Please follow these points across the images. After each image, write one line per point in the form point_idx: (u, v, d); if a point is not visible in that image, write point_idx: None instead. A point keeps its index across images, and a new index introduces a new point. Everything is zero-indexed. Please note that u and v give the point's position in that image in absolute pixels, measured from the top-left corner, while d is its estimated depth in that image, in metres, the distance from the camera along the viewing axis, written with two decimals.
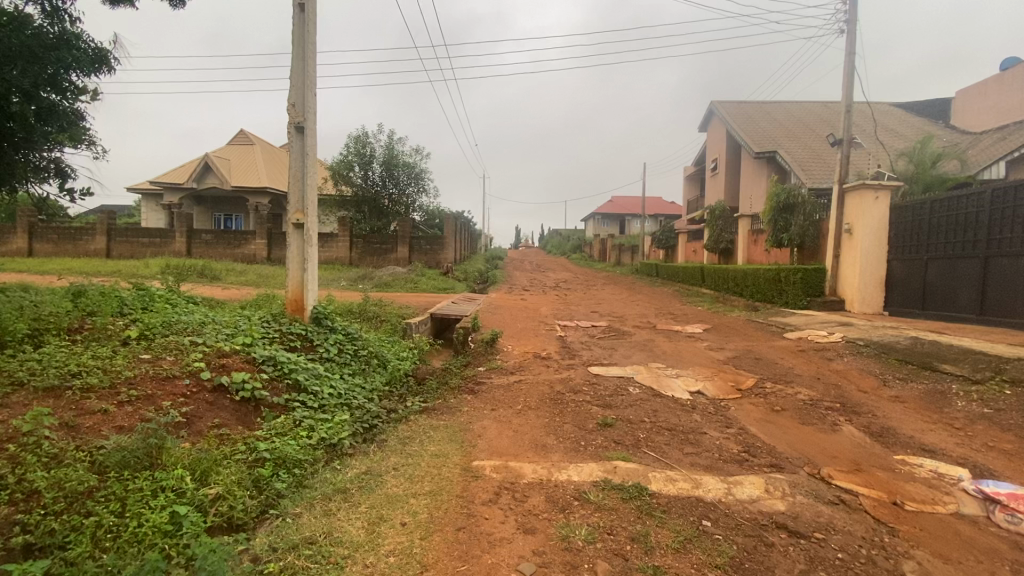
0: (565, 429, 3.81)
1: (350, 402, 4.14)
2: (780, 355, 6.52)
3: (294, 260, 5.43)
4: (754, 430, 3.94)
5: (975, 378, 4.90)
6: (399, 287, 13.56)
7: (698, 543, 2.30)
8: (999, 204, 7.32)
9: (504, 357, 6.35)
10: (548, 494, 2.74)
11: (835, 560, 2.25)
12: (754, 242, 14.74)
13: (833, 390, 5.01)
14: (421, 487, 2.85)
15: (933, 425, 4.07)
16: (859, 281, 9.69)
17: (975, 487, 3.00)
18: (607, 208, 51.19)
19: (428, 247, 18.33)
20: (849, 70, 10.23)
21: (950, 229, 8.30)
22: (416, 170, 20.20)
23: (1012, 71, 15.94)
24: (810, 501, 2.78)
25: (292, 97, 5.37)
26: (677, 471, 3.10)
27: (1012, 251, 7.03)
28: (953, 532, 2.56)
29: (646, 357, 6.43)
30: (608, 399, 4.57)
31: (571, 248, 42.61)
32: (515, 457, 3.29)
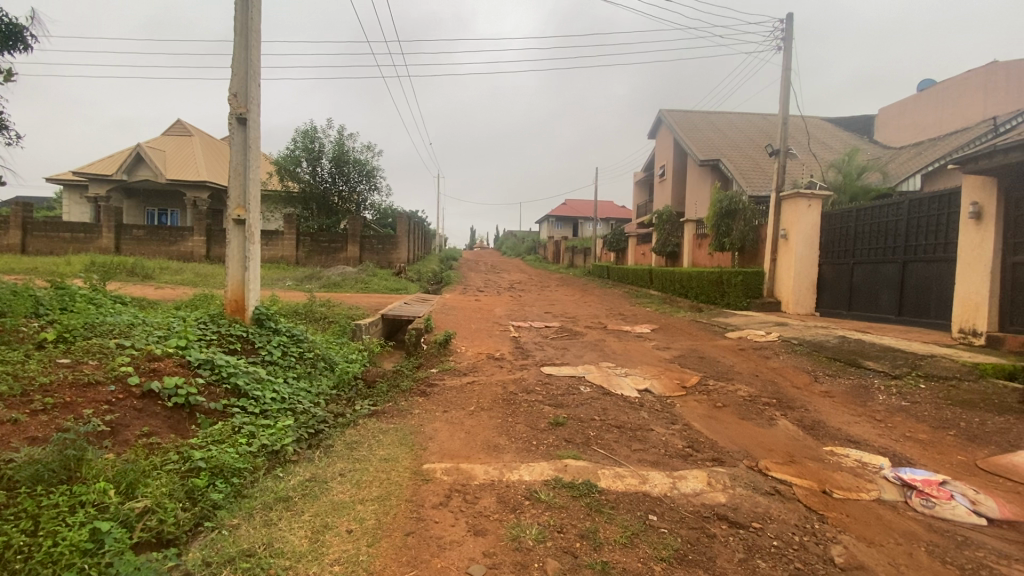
0: (516, 429, 3.82)
1: (295, 407, 3.97)
2: (722, 354, 6.83)
3: (234, 258, 5.17)
4: (697, 426, 4.09)
5: (895, 373, 5.31)
6: (350, 287, 13.21)
7: (644, 538, 2.36)
8: (916, 213, 7.98)
9: (457, 358, 6.31)
10: (500, 495, 2.73)
11: (771, 548, 2.36)
12: (698, 245, 15.36)
13: (769, 386, 5.30)
14: (368, 493, 2.76)
15: (859, 418, 4.38)
16: (793, 283, 10.30)
17: (895, 474, 3.24)
18: (560, 211, 52.01)
19: (380, 246, 17.94)
20: (785, 85, 10.86)
21: (873, 236, 8.95)
22: (367, 168, 19.71)
23: (928, 92, 17.48)
24: (748, 492, 2.92)
25: (233, 87, 5.11)
26: (625, 467, 3.17)
27: (927, 256, 7.68)
28: (876, 517, 2.76)
29: (598, 357, 6.56)
30: (559, 398, 4.63)
31: (526, 249, 42.81)
32: (466, 458, 3.26)
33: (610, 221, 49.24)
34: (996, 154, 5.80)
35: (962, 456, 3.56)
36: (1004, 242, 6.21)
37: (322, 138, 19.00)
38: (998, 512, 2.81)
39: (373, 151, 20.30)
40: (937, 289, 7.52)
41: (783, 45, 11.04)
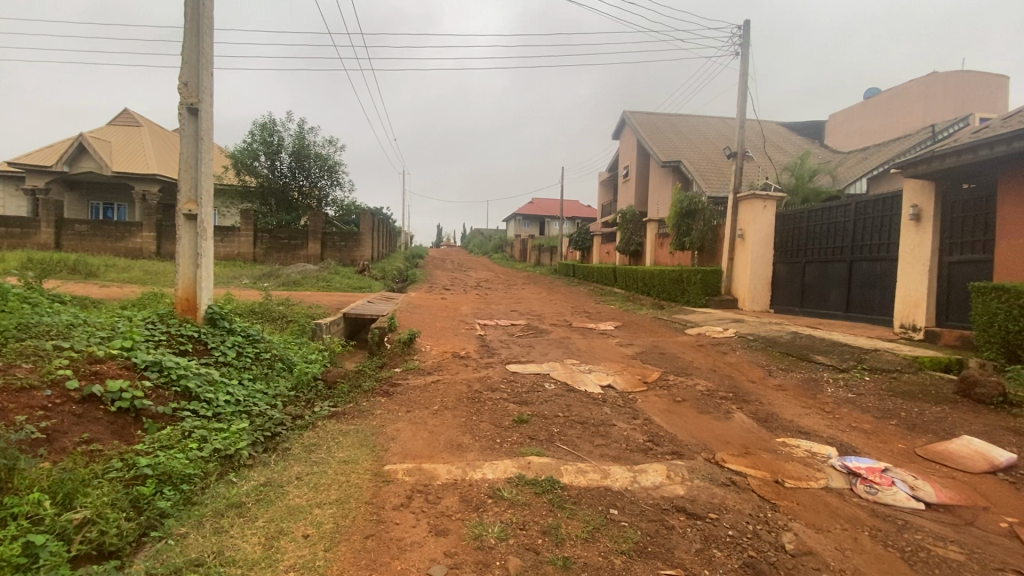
0: (480, 428, 3.79)
1: (250, 410, 3.83)
2: (682, 350, 7.01)
3: (185, 255, 4.94)
4: (657, 420, 4.18)
5: (842, 367, 5.58)
6: (311, 285, 12.86)
7: (605, 532, 2.39)
8: (862, 215, 8.40)
9: (421, 357, 6.24)
10: (462, 495, 2.70)
11: (726, 538, 2.44)
12: (661, 245, 15.70)
13: (726, 380, 5.48)
14: (326, 496, 2.69)
15: (809, 410, 4.58)
16: (749, 281, 10.68)
17: (841, 462, 3.40)
18: (527, 210, 52.17)
19: (342, 244, 17.54)
20: (743, 90, 11.23)
21: (823, 237, 9.37)
22: (329, 163, 19.21)
23: (874, 100, 18.43)
24: (705, 483, 3.01)
25: (184, 76, 4.87)
26: (588, 463, 3.20)
27: (872, 255, 8.11)
28: (824, 504, 2.89)
29: (562, 354, 6.61)
30: (524, 396, 4.64)
31: (493, 248, 42.67)
32: (429, 458, 3.22)
33: (576, 219, 49.74)
34: (935, 158, 6.15)
35: (902, 445, 3.77)
36: (940, 242, 6.63)
37: (281, 132, 18.40)
38: (934, 496, 2.99)
39: (335, 146, 19.82)
40: (880, 287, 7.95)
41: (740, 51, 11.41)
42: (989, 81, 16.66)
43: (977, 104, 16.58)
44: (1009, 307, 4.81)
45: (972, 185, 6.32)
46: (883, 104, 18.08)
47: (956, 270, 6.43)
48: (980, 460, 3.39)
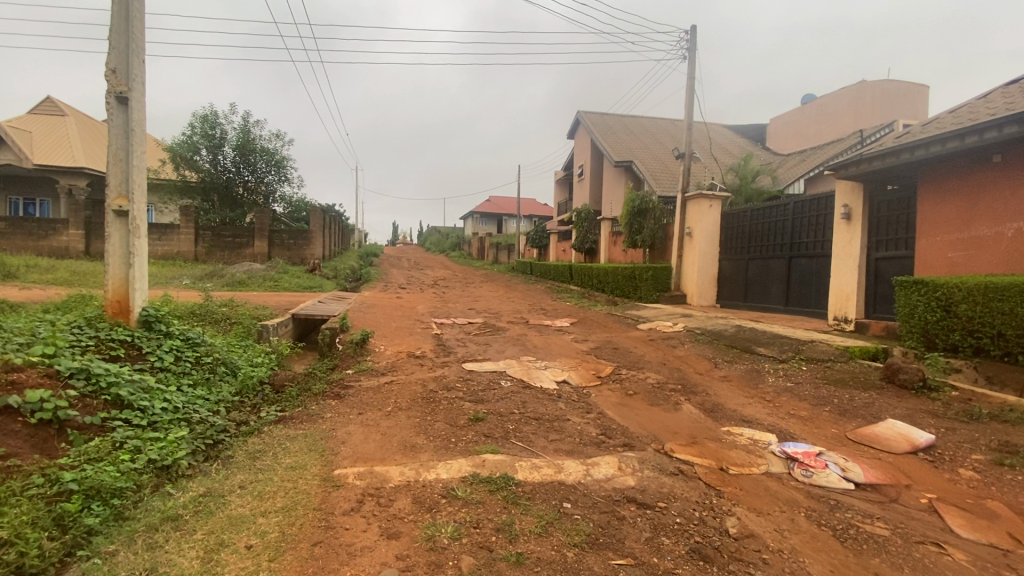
0: (434, 428, 3.75)
1: (190, 418, 3.62)
2: (634, 344, 7.20)
3: (115, 254, 4.63)
4: (610, 413, 4.28)
5: (782, 357, 5.89)
6: (258, 286, 12.33)
7: (559, 526, 2.42)
8: (800, 214, 8.89)
9: (375, 358, 6.11)
10: (416, 496, 2.67)
11: (674, 525, 2.52)
12: (614, 243, 16.05)
13: (676, 373, 5.68)
14: (272, 504, 2.59)
15: (751, 399, 4.81)
16: (697, 278, 11.10)
17: (780, 448, 3.59)
18: (484, 207, 52.04)
19: (291, 242, 16.92)
20: (690, 93, 11.64)
21: (764, 235, 9.85)
22: (277, 158, 18.48)
23: (811, 106, 19.53)
24: (655, 474, 3.10)
25: (112, 63, 4.55)
26: (542, 458, 3.23)
27: (808, 252, 8.60)
28: (764, 488, 3.04)
29: (518, 351, 6.64)
30: (480, 394, 4.63)
31: (450, 246, 42.33)
32: (382, 461, 3.15)
33: (533, 217, 50.06)
34: (863, 161, 6.57)
35: (835, 430, 4.03)
36: (868, 240, 7.10)
37: (224, 125, 17.53)
38: (863, 477, 3.20)
39: (283, 140, 19.11)
40: (816, 282, 8.44)
41: (687, 55, 11.80)
42: (911, 90, 17.98)
43: (900, 111, 17.86)
44: (927, 299, 5.21)
45: (897, 186, 6.80)
46: (818, 110, 19.21)
47: (882, 265, 6.91)
48: (902, 442, 3.66)
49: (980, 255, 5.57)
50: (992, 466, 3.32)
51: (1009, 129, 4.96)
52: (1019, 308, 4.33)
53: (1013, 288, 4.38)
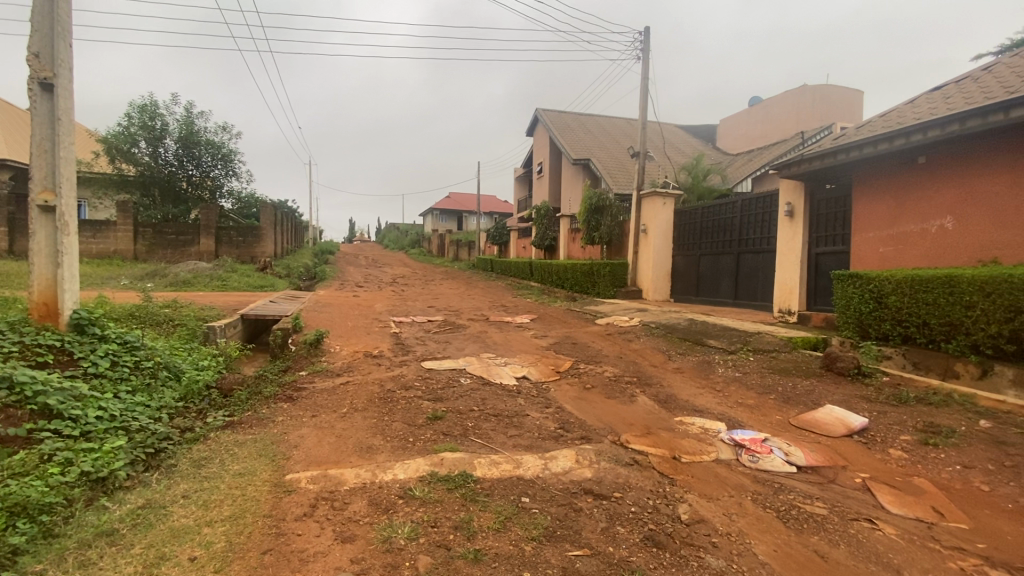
0: (391, 428, 3.70)
1: (128, 426, 3.42)
2: (592, 339, 7.33)
3: (42, 253, 4.30)
4: (569, 407, 4.34)
5: (731, 349, 6.14)
6: (204, 285, 11.75)
7: (517, 521, 2.43)
8: (747, 211, 9.27)
9: (330, 358, 5.95)
10: (371, 498, 2.62)
11: (629, 514, 2.59)
12: (573, 239, 16.23)
13: (632, 366, 5.82)
14: (218, 513, 2.48)
15: (703, 389, 4.99)
16: (652, 273, 11.40)
17: (729, 436, 3.75)
18: (444, 204, 51.55)
19: (240, 239, 16.22)
20: (644, 93, 11.91)
21: (714, 231, 10.22)
22: (223, 152, 17.63)
23: (757, 107, 20.40)
24: (611, 465, 3.17)
25: (33, 46, 4.20)
26: (501, 454, 3.24)
27: (755, 248, 9.00)
28: (714, 475, 3.16)
29: (478, 348, 6.63)
30: (439, 392, 4.59)
31: (409, 243, 41.66)
32: (336, 463, 3.08)
33: (493, 214, 49.99)
34: (804, 161, 6.92)
35: (779, 416, 4.24)
36: (809, 236, 7.49)
37: (165, 116, 16.57)
38: (804, 460, 3.38)
39: (231, 133, 18.27)
40: (762, 277, 8.84)
41: (641, 55, 12.06)
42: (847, 95, 19.10)
43: (838, 115, 18.93)
44: (862, 292, 5.55)
45: (834, 186, 7.19)
46: (764, 112, 20.08)
47: (822, 260, 7.31)
48: (840, 426, 3.90)
49: (908, 250, 5.97)
50: (918, 446, 3.58)
51: (933, 132, 5.34)
52: (941, 298, 4.67)
53: (936, 280, 4.72)
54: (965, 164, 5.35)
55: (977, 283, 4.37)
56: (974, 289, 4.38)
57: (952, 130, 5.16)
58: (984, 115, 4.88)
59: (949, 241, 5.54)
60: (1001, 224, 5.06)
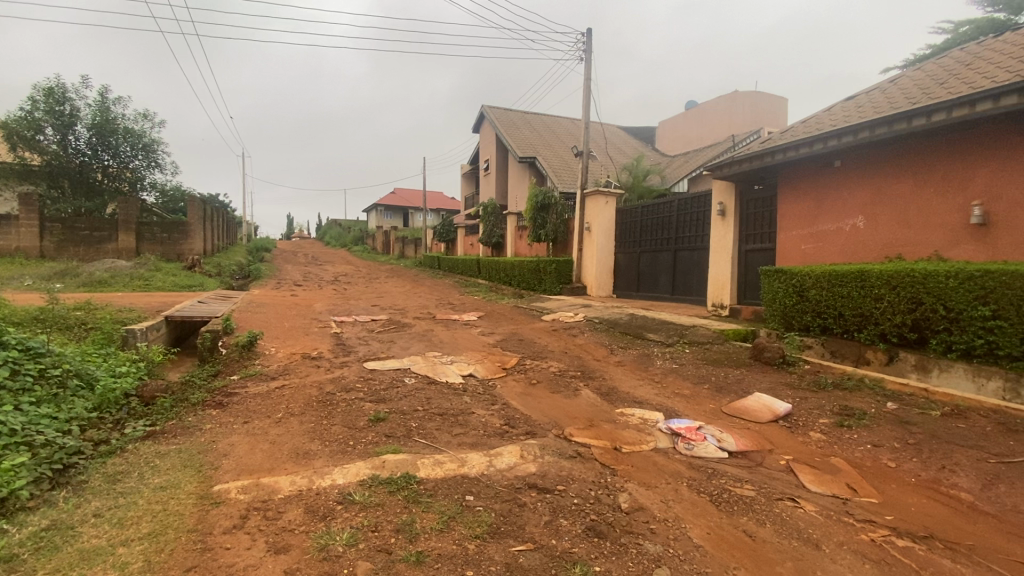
0: (330, 431, 3.57)
1: (30, 440, 3.09)
2: (538, 335, 7.42)
3: None
4: (514, 403, 4.37)
5: (669, 342, 6.40)
6: (123, 286, 10.86)
7: (461, 519, 2.42)
8: (683, 210, 9.68)
9: (265, 361, 5.66)
10: (308, 505, 2.51)
11: (572, 506, 2.64)
12: (519, 236, 16.31)
13: (576, 361, 5.94)
14: (135, 531, 2.30)
15: (643, 381, 5.18)
16: (596, 270, 11.67)
17: (667, 425, 3.90)
18: (389, 200, 50.37)
19: (164, 235, 15.10)
20: (587, 93, 12.15)
21: (653, 229, 10.60)
22: (144, 141, 16.45)
23: (693, 111, 21.30)
24: (555, 458, 3.22)
25: None
26: (445, 453, 3.21)
27: (691, 246, 9.41)
28: (652, 463, 3.29)
29: (424, 347, 6.53)
30: (382, 393, 4.48)
31: (351, 240, 40.35)
32: (269, 471, 2.94)
33: (440, 211, 49.42)
34: (735, 163, 7.30)
35: (713, 405, 4.46)
36: (740, 234, 7.92)
37: (75, 100, 15.15)
38: (735, 445, 3.57)
39: (152, 121, 16.99)
40: (697, 273, 9.26)
41: (584, 56, 12.28)
42: (774, 101, 20.38)
43: (766, 119, 20.16)
44: (786, 286, 5.95)
45: (761, 187, 7.63)
46: (699, 115, 21.01)
47: (751, 256, 7.76)
48: (766, 412, 4.16)
49: (826, 247, 6.45)
50: (835, 428, 3.88)
51: (847, 139, 5.79)
52: (854, 291, 5.08)
53: (849, 274, 5.13)
54: (874, 168, 5.84)
55: (884, 277, 4.77)
56: (882, 283, 4.79)
57: (863, 137, 5.62)
58: (890, 124, 5.35)
59: (861, 239, 6.04)
60: (905, 223, 5.57)
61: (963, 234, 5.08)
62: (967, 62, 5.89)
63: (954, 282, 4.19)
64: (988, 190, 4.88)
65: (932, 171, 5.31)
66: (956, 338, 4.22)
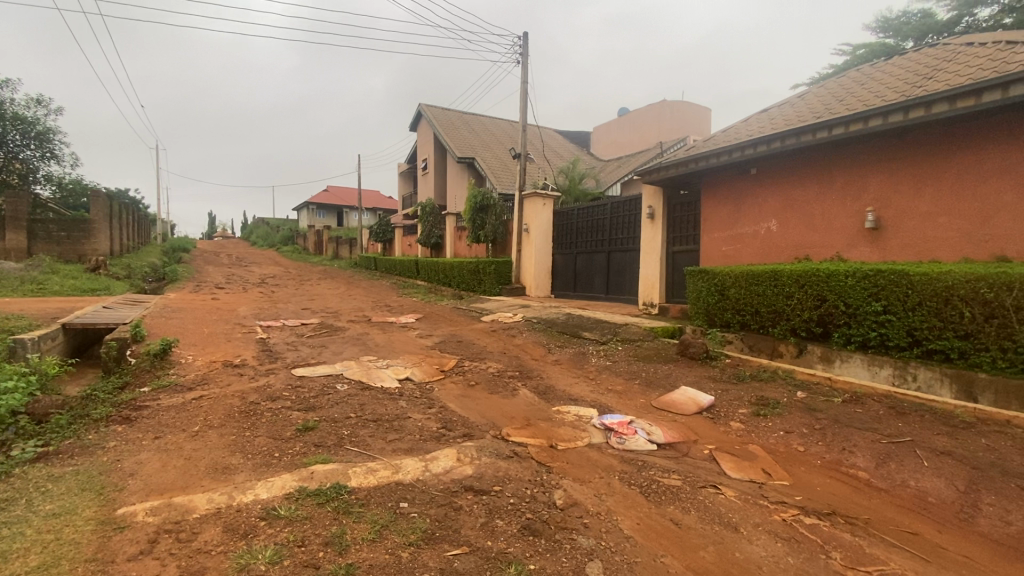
0: (253, 444, 3.37)
1: None
2: (477, 336, 7.40)
3: None
4: (451, 406, 4.33)
5: (603, 340, 6.60)
6: (12, 291, 9.67)
7: (394, 528, 2.36)
8: (616, 213, 10.01)
9: (181, 371, 5.26)
10: (226, 523, 2.36)
11: (508, 506, 2.65)
12: (458, 237, 16.20)
13: (515, 360, 5.99)
14: (20, 566, 2.05)
15: (578, 378, 5.31)
16: (534, 271, 11.82)
17: (600, 421, 4.02)
18: (321, 199, 48.40)
19: (62, 234, 13.63)
20: (524, 95, 12.29)
21: (588, 231, 10.88)
22: (38, 129, 14.77)
23: (626, 117, 22.14)
24: (492, 459, 3.22)
25: None
26: (378, 460, 3.12)
27: (623, 247, 9.75)
28: (586, 458, 3.37)
29: (358, 351, 6.33)
30: (312, 400, 4.29)
31: (280, 240, 38.36)
32: (183, 490, 2.72)
33: (377, 211, 48.11)
34: (662, 168, 7.65)
35: (644, 399, 4.65)
36: (667, 236, 8.31)
37: None
38: (663, 437, 3.74)
39: (47, 106, 15.27)
40: (630, 273, 9.61)
41: (521, 60, 12.41)
42: (699, 111, 21.61)
43: (692, 128, 21.34)
44: (708, 285, 6.31)
45: (686, 192, 8.05)
46: (631, 122, 21.87)
47: (678, 257, 8.15)
48: (691, 404, 4.39)
49: (743, 248, 6.91)
50: (752, 417, 4.16)
51: (761, 148, 6.23)
52: (768, 289, 5.48)
53: (764, 274, 5.53)
54: (785, 177, 6.34)
55: (794, 276, 5.19)
56: (792, 282, 5.20)
57: (776, 147, 6.07)
58: (798, 135, 5.81)
59: (774, 241, 6.53)
60: (812, 227, 6.07)
61: (860, 238, 5.62)
62: (863, 82, 6.52)
63: (853, 280, 4.63)
64: (879, 198, 5.43)
65: (834, 179, 5.82)
66: (855, 331, 4.66)
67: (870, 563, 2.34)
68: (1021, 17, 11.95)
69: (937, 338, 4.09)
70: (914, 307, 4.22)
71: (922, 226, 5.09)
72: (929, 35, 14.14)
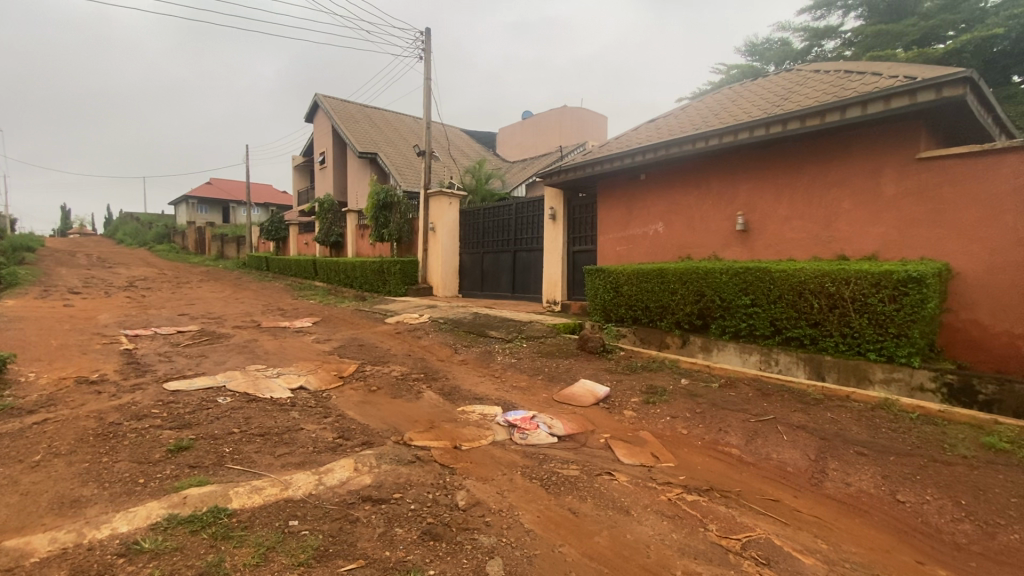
0: (111, 471, 2.95)
1: None
2: (379, 339, 7.15)
3: None
4: (351, 414, 4.14)
5: (508, 338, 6.71)
6: None
7: (282, 548, 2.21)
8: (521, 213, 10.21)
9: (19, 391, 4.47)
10: (74, 565, 2.04)
11: (408, 513, 2.58)
12: (361, 236, 15.55)
13: (419, 363, 5.87)
14: None
15: (484, 378, 5.33)
16: (441, 271, 11.70)
17: (503, 418, 4.07)
18: (203, 192, 43.90)
19: None
20: (428, 92, 12.12)
21: (494, 231, 10.99)
22: None
23: (530, 121, 22.66)
24: (392, 466, 3.12)
25: None
26: (266, 477, 2.89)
27: (528, 247, 9.98)
28: (490, 457, 3.40)
29: (245, 360, 5.83)
30: (189, 417, 3.87)
31: (153, 238, 34.23)
32: (16, 532, 2.31)
33: (269, 207, 44.70)
34: (561, 172, 7.95)
35: (546, 395, 4.79)
36: (568, 236, 8.64)
37: None
38: (563, 430, 3.88)
39: None
40: (535, 272, 9.85)
41: (424, 55, 12.21)
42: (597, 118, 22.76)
43: (591, 134, 22.41)
44: (605, 283, 6.64)
45: (584, 195, 8.44)
46: (535, 125, 22.44)
47: (578, 257, 8.50)
48: (589, 397, 4.60)
49: (635, 248, 7.38)
50: (643, 404, 4.47)
51: (648, 155, 6.69)
52: (656, 286, 5.91)
53: (653, 272, 5.96)
54: (670, 182, 6.86)
55: (678, 274, 5.65)
56: (677, 279, 5.66)
57: (661, 155, 6.54)
58: (680, 144, 6.31)
59: (661, 241, 7.04)
60: (692, 229, 6.65)
61: (731, 239, 6.26)
62: (732, 100, 7.29)
63: (726, 277, 5.15)
64: (747, 203, 6.08)
65: (711, 185, 6.42)
66: (728, 322, 5.18)
67: (740, 531, 2.62)
68: (857, 50, 14.11)
69: (793, 326, 4.68)
70: (775, 299, 4.81)
71: (780, 229, 5.79)
72: (786, 61, 16.15)
